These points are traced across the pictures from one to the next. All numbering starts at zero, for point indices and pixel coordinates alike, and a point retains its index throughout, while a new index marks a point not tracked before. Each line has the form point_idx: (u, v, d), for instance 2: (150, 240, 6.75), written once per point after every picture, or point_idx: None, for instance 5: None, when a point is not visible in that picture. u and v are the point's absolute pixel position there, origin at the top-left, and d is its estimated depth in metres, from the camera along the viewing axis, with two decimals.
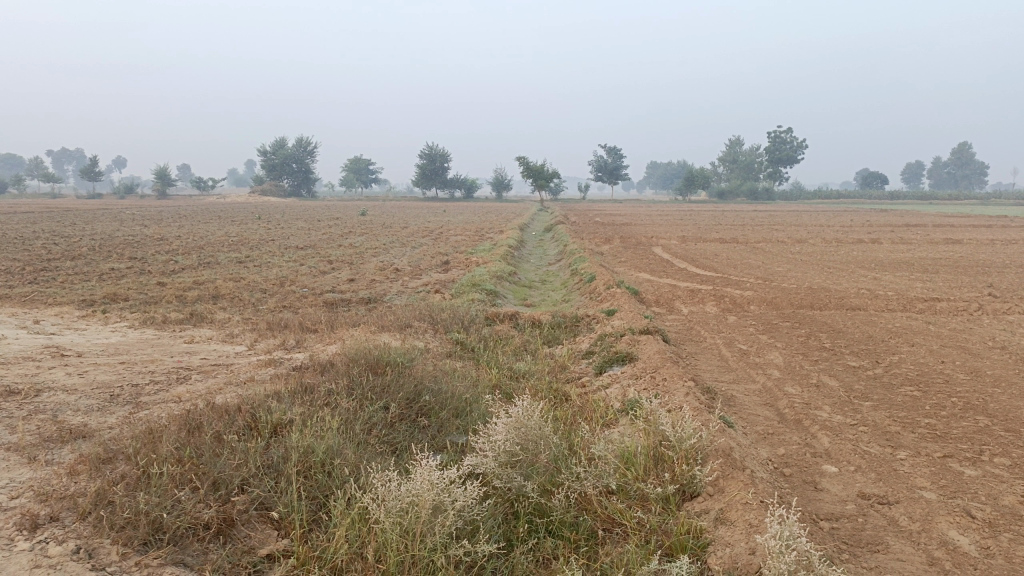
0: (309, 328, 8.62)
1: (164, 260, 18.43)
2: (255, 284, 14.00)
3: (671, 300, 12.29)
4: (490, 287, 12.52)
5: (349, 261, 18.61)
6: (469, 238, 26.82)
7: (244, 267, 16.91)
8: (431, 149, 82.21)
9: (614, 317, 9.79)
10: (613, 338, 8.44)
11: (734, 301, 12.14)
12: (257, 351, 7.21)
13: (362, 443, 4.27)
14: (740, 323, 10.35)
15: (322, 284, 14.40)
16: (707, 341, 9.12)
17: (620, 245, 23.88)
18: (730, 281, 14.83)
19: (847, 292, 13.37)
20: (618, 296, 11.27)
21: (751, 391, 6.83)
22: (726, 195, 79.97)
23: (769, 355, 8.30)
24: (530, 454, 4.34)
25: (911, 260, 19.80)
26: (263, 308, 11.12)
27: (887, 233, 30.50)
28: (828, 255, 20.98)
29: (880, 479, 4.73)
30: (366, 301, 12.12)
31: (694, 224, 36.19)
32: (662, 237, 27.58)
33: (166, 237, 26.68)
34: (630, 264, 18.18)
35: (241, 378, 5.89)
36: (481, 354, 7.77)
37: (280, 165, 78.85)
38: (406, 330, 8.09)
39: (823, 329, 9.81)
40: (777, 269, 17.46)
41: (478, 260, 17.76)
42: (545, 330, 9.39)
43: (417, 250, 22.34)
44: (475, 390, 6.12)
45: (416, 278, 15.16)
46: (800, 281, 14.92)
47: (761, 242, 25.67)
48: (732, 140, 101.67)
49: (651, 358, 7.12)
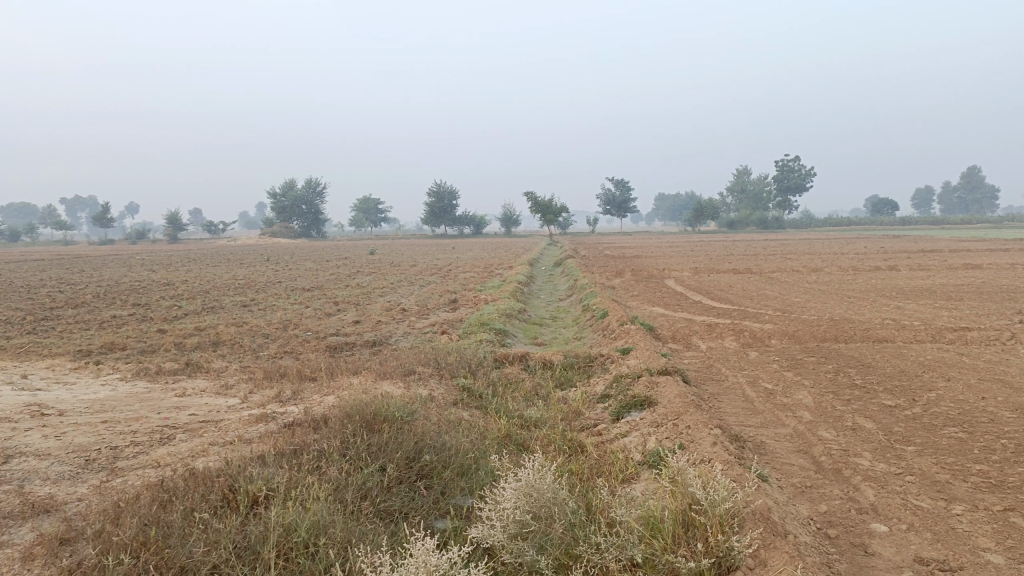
0: (308, 377, 8.19)
1: (167, 305, 18.09)
2: (258, 329, 13.61)
3: (688, 336, 11.79)
4: (499, 326, 12.08)
5: (355, 303, 18.22)
6: (478, 274, 26.49)
7: (249, 311, 16.55)
8: (440, 186, 82.38)
9: (630, 357, 9.31)
10: (630, 380, 7.96)
11: (754, 334, 11.63)
12: (251, 404, 6.77)
13: (354, 515, 3.80)
14: (762, 360, 9.84)
15: (327, 327, 14.00)
16: (729, 380, 8.62)
17: (631, 278, 23.41)
18: (748, 314, 14.31)
19: (871, 323, 12.82)
20: (632, 333, 10.80)
21: (782, 437, 6.31)
22: (735, 224, 79.61)
23: (798, 394, 7.78)
24: (543, 523, 3.85)
25: (932, 287, 19.25)
26: (264, 354, 10.71)
27: (903, 260, 29.88)
28: (846, 284, 20.43)
29: (937, 540, 4.16)
30: (371, 345, 11.69)
31: (705, 255, 35.73)
32: (674, 269, 27.11)
33: (172, 281, 26.44)
34: (643, 298, 17.72)
35: (228, 437, 5.44)
36: (489, 401, 7.29)
37: (289, 206, 79.18)
38: (410, 376, 7.64)
39: (851, 364, 9.28)
40: (795, 300, 16.94)
41: (487, 298, 17.35)
42: (557, 372, 8.92)
43: (426, 288, 22.00)
44: (482, 443, 5.64)
45: (423, 318, 14.75)
46: (821, 312, 14.40)
47: (776, 271, 25.20)
48: (740, 170, 101.59)
49: (672, 402, 6.63)
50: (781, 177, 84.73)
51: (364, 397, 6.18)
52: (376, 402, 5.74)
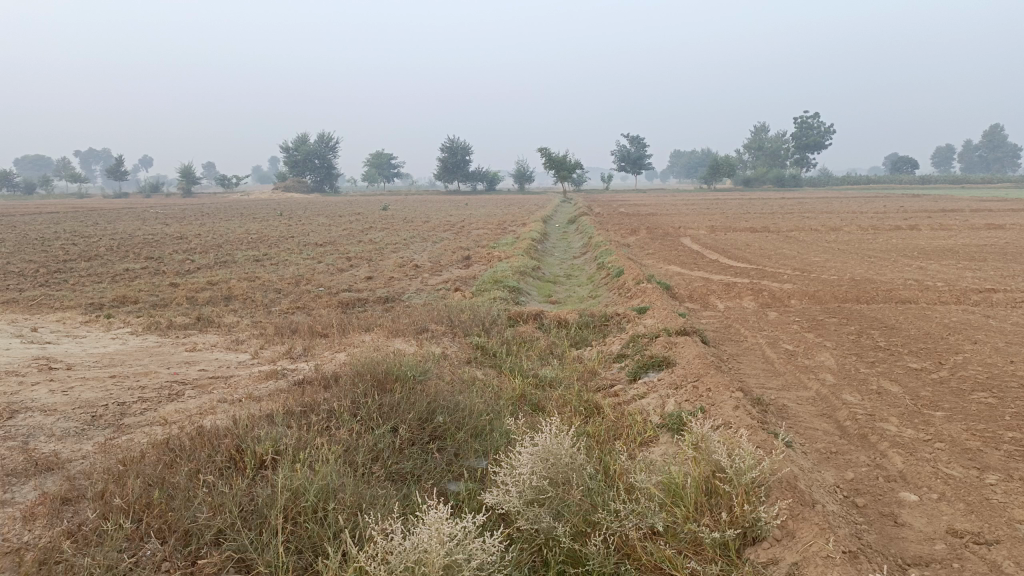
0: (319, 333, 8.05)
1: (180, 259, 17.99)
2: (271, 284, 13.49)
3: (705, 295, 11.55)
4: (513, 284, 11.90)
5: (368, 258, 18.05)
6: (492, 231, 26.27)
7: (261, 266, 16.44)
8: (453, 141, 81.53)
9: (647, 316, 9.11)
10: (647, 340, 7.78)
11: (773, 294, 11.38)
12: (261, 360, 6.65)
13: (364, 478, 3.68)
14: (782, 320, 9.61)
15: (339, 282, 13.86)
16: (748, 341, 8.42)
17: (647, 236, 23.08)
18: (766, 274, 14.03)
19: (893, 283, 12.53)
20: (649, 292, 10.59)
21: (804, 400, 6.13)
22: (752, 182, 78.53)
23: (820, 356, 7.57)
24: (560, 489, 3.71)
25: (954, 247, 18.83)
26: (275, 310, 10.59)
27: (924, 220, 29.30)
28: (866, 244, 20.03)
29: (971, 512, 3.99)
30: (383, 301, 11.54)
31: (721, 212, 35.25)
32: (690, 227, 26.71)
33: (185, 235, 26.36)
34: (659, 256, 17.46)
35: (236, 394, 5.32)
36: (504, 360, 7.14)
37: (302, 161, 78.73)
38: (423, 334, 7.48)
39: (874, 325, 9.05)
40: (814, 259, 16.62)
41: (501, 255, 17.15)
42: (572, 331, 8.76)
43: (439, 244, 21.81)
44: (496, 404, 5.49)
45: (436, 275, 14.57)
46: (841, 272, 14.09)
47: (794, 230, 24.78)
48: (758, 127, 99.91)
49: (691, 364, 6.45)
50: (799, 134, 83.20)
51: (376, 355, 6.04)
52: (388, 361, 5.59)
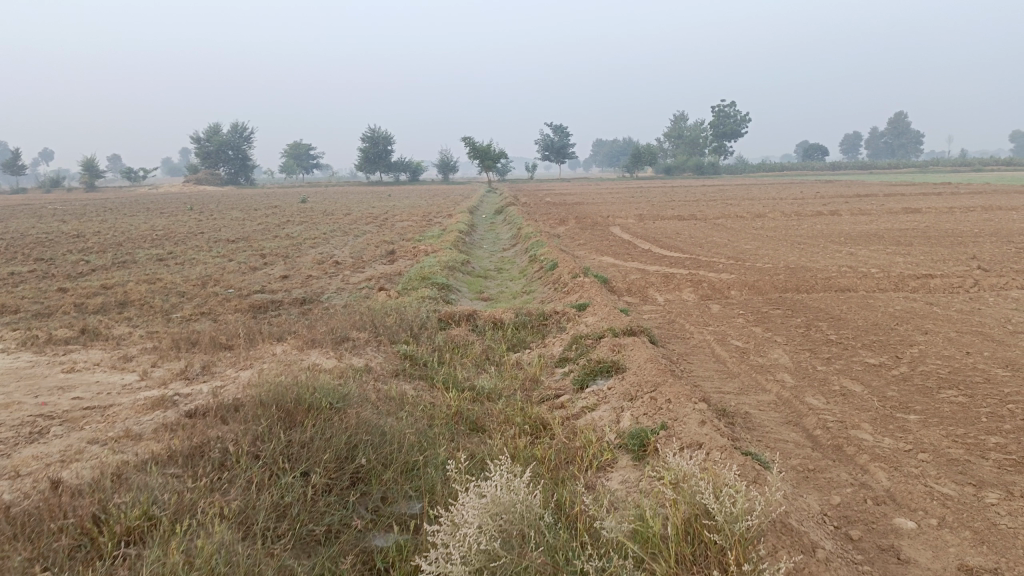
0: (223, 345, 7.08)
1: (73, 261, 16.41)
2: (174, 287, 12.29)
3: (644, 288, 11.02)
4: (442, 280, 11.12)
5: (284, 255, 16.91)
6: (416, 223, 25.33)
7: (165, 266, 15.09)
8: (374, 131, 79.55)
9: (587, 314, 8.47)
10: (592, 341, 7.15)
11: (712, 285, 10.94)
12: (151, 384, 5.68)
13: (265, 553, 2.89)
14: (726, 313, 9.15)
15: (251, 283, 12.76)
16: (695, 337, 7.92)
17: (575, 226, 22.60)
18: (701, 263, 13.66)
19: (829, 270, 12.33)
20: (587, 287, 9.99)
21: (767, 406, 5.60)
22: (672, 171, 79.63)
23: (773, 352, 7.08)
24: (514, 551, 3.00)
25: (878, 232, 19.01)
26: (176, 317, 9.50)
27: (842, 205, 29.88)
28: (793, 230, 20.05)
29: (982, 542, 3.50)
30: (299, 304, 10.55)
31: (647, 201, 35.12)
32: (618, 216, 26.40)
33: (83, 233, 24.43)
34: (590, 247, 16.95)
35: (113, 431, 4.38)
36: (436, 372, 6.36)
37: (215, 152, 75.45)
38: (343, 344, 6.64)
39: (821, 317, 8.67)
40: (746, 247, 16.40)
41: (427, 249, 16.31)
42: (508, 333, 8.07)
43: (360, 238, 20.78)
44: (430, 430, 4.74)
45: (357, 273, 13.61)
46: (775, 260, 13.86)
47: (721, 218, 24.75)
48: (677, 117, 101.40)
49: (645, 369, 5.83)
50: (716, 123, 84.85)
51: (287, 376, 5.18)
52: (300, 384, 4.74)
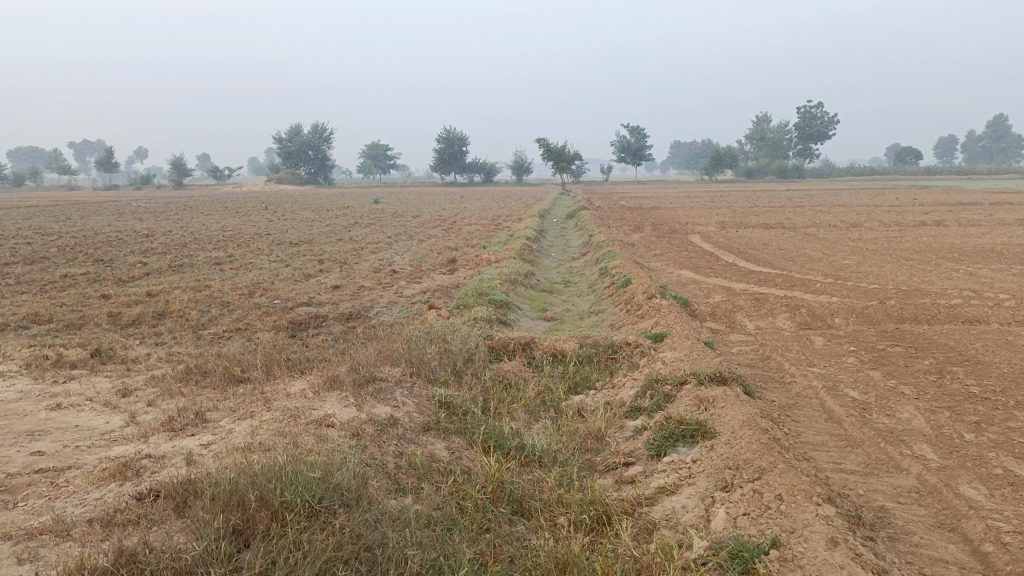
0: (235, 378, 6.06)
1: (132, 264, 15.96)
2: (219, 295, 11.54)
3: (730, 313, 9.58)
4: (501, 296, 10.00)
5: (342, 261, 16.11)
6: (485, 227, 24.36)
7: (218, 271, 14.45)
8: (449, 131, 79.25)
9: (665, 349, 7.12)
10: (671, 390, 5.82)
11: (812, 309, 9.43)
12: (129, 436, 4.66)
13: None
14: (832, 349, 7.68)
15: (300, 293, 11.89)
16: (798, 383, 6.50)
17: (652, 233, 21.19)
18: (795, 281, 12.09)
19: (950, 296, 10.58)
20: (665, 311, 8.67)
21: (908, 498, 4.20)
22: (754, 174, 76.70)
23: (903, 413, 5.61)
24: None
25: (994, 247, 16.91)
26: (207, 334, 8.62)
27: (947, 214, 27.37)
28: (896, 242, 18.11)
29: None
30: (344, 321, 9.57)
31: (729, 206, 33.21)
32: (699, 222, 24.78)
33: (153, 233, 24.39)
34: (668, 259, 15.54)
35: (39, 519, 3.33)
36: (478, 425, 5.17)
37: (295, 152, 76.68)
38: (371, 384, 5.51)
39: (954, 360, 7.08)
40: (844, 262, 14.68)
41: (491, 257, 15.23)
42: (570, 369, 6.82)
43: (424, 243, 19.85)
44: (453, 533, 3.56)
45: (414, 284, 12.60)
46: (881, 280, 12.15)
47: (812, 226, 22.87)
48: (760, 118, 97.71)
49: (743, 439, 4.50)
50: (802, 125, 81.19)
51: (280, 446, 4.09)
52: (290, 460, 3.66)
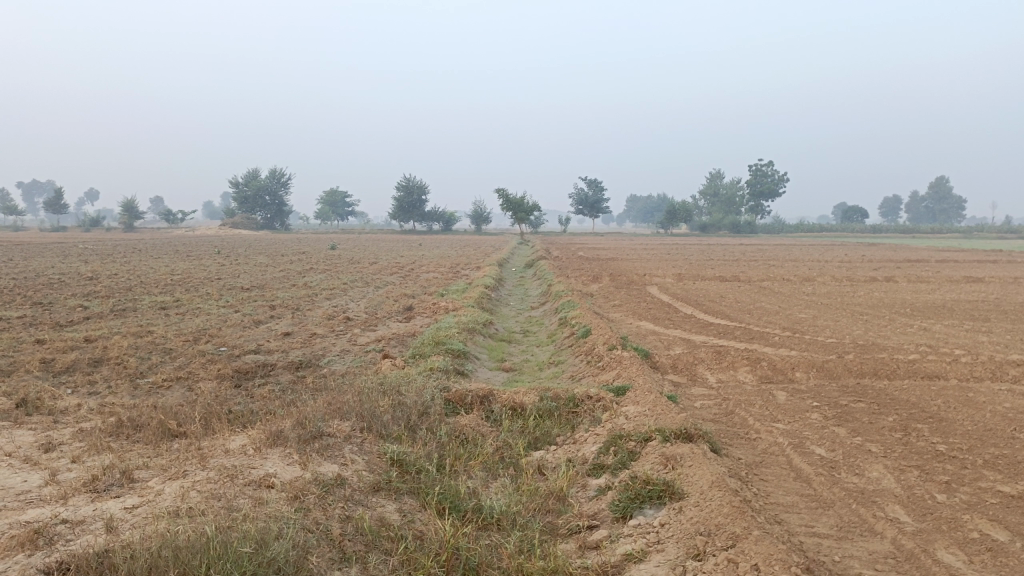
0: (170, 432, 5.64)
1: (72, 308, 15.28)
2: (162, 342, 11.02)
3: (691, 366, 9.42)
4: (458, 346, 9.72)
5: (295, 307, 15.67)
6: (443, 275, 24.13)
7: (163, 316, 13.88)
8: (409, 180, 79.36)
9: (627, 403, 6.89)
10: (635, 447, 5.57)
11: (773, 363, 9.34)
12: (46, 497, 4.22)
13: None
14: (795, 403, 7.55)
15: (248, 340, 11.43)
16: (764, 439, 6.31)
17: (610, 284, 21.19)
18: (754, 334, 12.03)
19: (906, 351, 10.63)
20: (626, 363, 8.47)
21: (884, 565, 3.99)
22: (709, 228, 78.26)
23: (872, 472, 5.44)
24: None
25: (943, 303, 17.26)
26: (145, 384, 8.14)
27: (896, 271, 27.96)
28: (849, 297, 18.38)
29: None
30: (293, 370, 9.15)
31: (686, 259, 33.58)
32: (656, 274, 24.92)
33: (98, 275, 23.59)
34: (627, 309, 15.46)
35: None
36: (432, 485, 4.85)
37: (252, 197, 75.83)
38: (317, 440, 5.15)
39: (917, 417, 6.98)
40: (800, 315, 14.76)
41: (449, 305, 14.97)
42: (529, 422, 6.54)
43: (381, 291, 19.51)
44: None
45: (368, 333, 12.22)
46: (838, 334, 12.17)
47: (767, 280, 23.16)
48: (713, 174, 100.16)
49: (712, 501, 4.26)
50: (755, 182, 83.42)
51: (213, 513, 3.74)
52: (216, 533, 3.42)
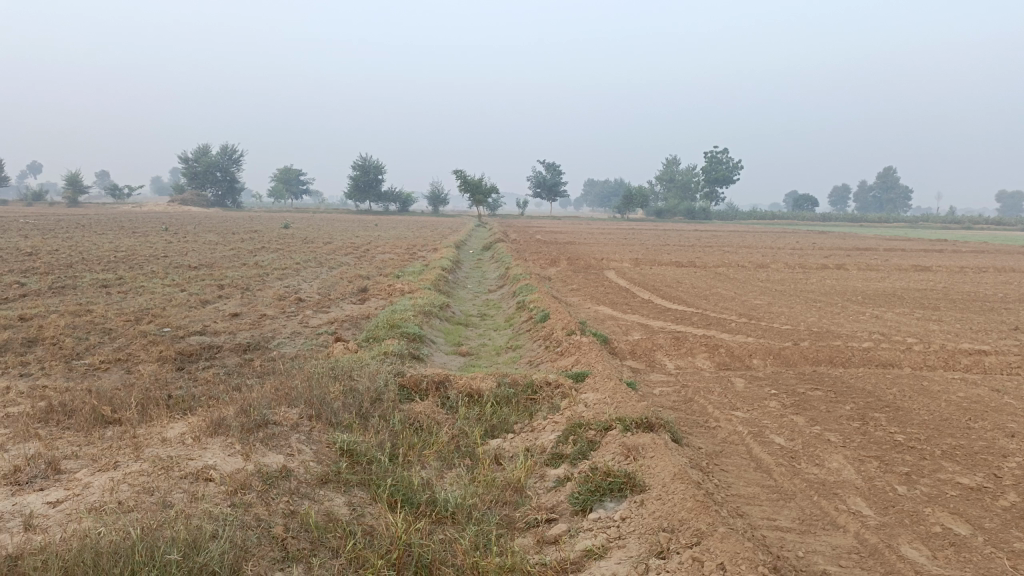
0: (104, 419, 5.29)
1: (7, 284, 14.54)
2: (102, 321, 10.51)
3: (650, 352, 9.33)
4: (414, 329, 9.47)
5: (244, 287, 15.20)
6: (399, 256, 23.76)
7: (104, 295, 13.29)
8: (365, 159, 78.14)
9: (586, 391, 6.73)
10: (595, 436, 5.41)
11: (731, 349, 9.30)
12: None
13: None
14: (754, 391, 7.49)
15: (194, 320, 10.99)
16: (724, 427, 6.22)
17: (568, 268, 21.10)
18: (711, 320, 12.03)
19: (860, 339, 10.71)
20: (585, 349, 8.33)
21: (848, 560, 3.91)
22: (665, 214, 78.92)
23: (832, 462, 5.39)
24: None
25: (893, 291, 17.57)
26: (81, 366, 7.71)
27: (846, 258, 28.43)
28: (803, 284, 18.59)
29: None
30: (241, 352, 8.79)
31: (643, 243, 33.69)
32: (614, 258, 24.92)
33: (38, 251, 22.63)
34: (585, 293, 15.36)
35: None
36: (384, 476, 4.62)
37: (202, 173, 73.79)
38: (261, 428, 4.87)
39: (873, 406, 6.98)
40: (756, 301, 14.85)
41: (405, 287, 14.67)
42: (486, 409, 6.34)
43: (335, 271, 19.09)
44: None
45: (320, 314, 11.86)
46: (794, 321, 12.23)
47: (722, 266, 23.34)
48: (670, 160, 100.86)
49: (675, 495, 4.13)
50: (710, 169, 84.28)
51: (143, 510, 3.45)
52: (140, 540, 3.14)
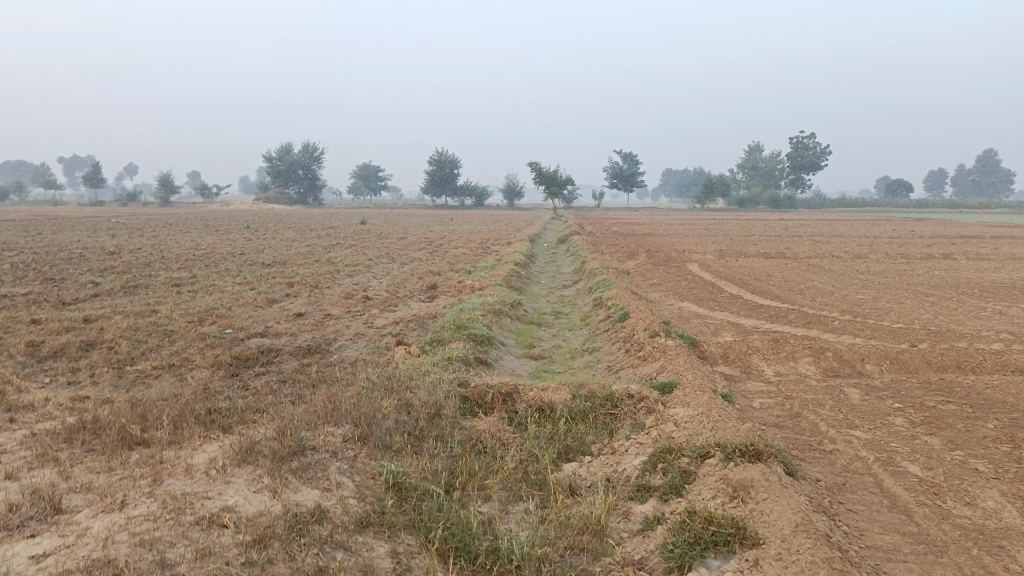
0: (130, 440, 4.75)
1: (83, 283, 14.55)
2: (164, 323, 10.18)
3: (745, 357, 8.31)
4: (482, 329, 8.74)
5: (313, 284, 14.82)
6: (473, 251, 23.19)
7: (173, 294, 13.08)
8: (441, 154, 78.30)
9: (675, 405, 5.84)
10: (690, 466, 4.53)
11: (838, 353, 8.20)
12: None
13: None
14: (873, 405, 6.42)
15: (256, 321, 10.55)
16: (844, 453, 5.22)
17: (647, 261, 20.02)
18: (810, 318, 10.86)
19: (988, 339, 9.37)
20: (672, 354, 7.40)
21: None
22: (746, 204, 76.05)
23: (988, 502, 4.35)
24: None
25: (1012, 282, 15.83)
26: (130, 372, 7.27)
27: (951, 247, 26.20)
28: (907, 275, 16.97)
29: None
30: (299, 357, 8.25)
31: (725, 234, 32.08)
32: (697, 250, 23.65)
33: (122, 250, 23.04)
34: (667, 289, 14.33)
35: None
36: (437, 516, 3.88)
37: (285, 172, 75.39)
38: (297, 457, 4.20)
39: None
40: (858, 296, 13.49)
41: (476, 282, 13.99)
42: (559, 427, 5.53)
43: (406, 267, 18.60)
44: None
45: (387, 313, 11.31)
46: (905, 318, 10.91)
47: (815, 256, 21.81)
48: (752, 148, 97.29)
49: (800, 558, 3.22)
50: (796, 155, 80.71)
51: None
52: None
